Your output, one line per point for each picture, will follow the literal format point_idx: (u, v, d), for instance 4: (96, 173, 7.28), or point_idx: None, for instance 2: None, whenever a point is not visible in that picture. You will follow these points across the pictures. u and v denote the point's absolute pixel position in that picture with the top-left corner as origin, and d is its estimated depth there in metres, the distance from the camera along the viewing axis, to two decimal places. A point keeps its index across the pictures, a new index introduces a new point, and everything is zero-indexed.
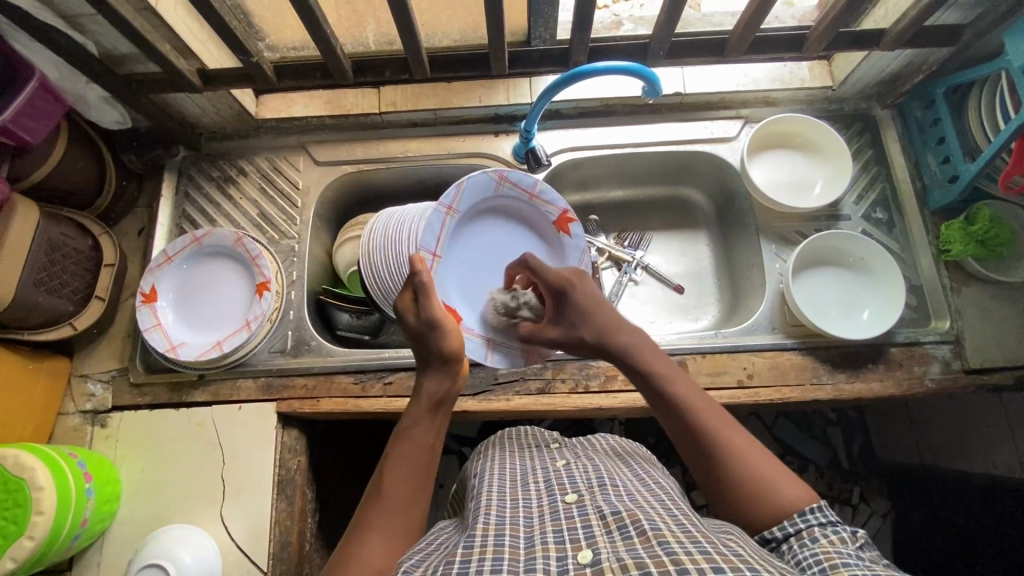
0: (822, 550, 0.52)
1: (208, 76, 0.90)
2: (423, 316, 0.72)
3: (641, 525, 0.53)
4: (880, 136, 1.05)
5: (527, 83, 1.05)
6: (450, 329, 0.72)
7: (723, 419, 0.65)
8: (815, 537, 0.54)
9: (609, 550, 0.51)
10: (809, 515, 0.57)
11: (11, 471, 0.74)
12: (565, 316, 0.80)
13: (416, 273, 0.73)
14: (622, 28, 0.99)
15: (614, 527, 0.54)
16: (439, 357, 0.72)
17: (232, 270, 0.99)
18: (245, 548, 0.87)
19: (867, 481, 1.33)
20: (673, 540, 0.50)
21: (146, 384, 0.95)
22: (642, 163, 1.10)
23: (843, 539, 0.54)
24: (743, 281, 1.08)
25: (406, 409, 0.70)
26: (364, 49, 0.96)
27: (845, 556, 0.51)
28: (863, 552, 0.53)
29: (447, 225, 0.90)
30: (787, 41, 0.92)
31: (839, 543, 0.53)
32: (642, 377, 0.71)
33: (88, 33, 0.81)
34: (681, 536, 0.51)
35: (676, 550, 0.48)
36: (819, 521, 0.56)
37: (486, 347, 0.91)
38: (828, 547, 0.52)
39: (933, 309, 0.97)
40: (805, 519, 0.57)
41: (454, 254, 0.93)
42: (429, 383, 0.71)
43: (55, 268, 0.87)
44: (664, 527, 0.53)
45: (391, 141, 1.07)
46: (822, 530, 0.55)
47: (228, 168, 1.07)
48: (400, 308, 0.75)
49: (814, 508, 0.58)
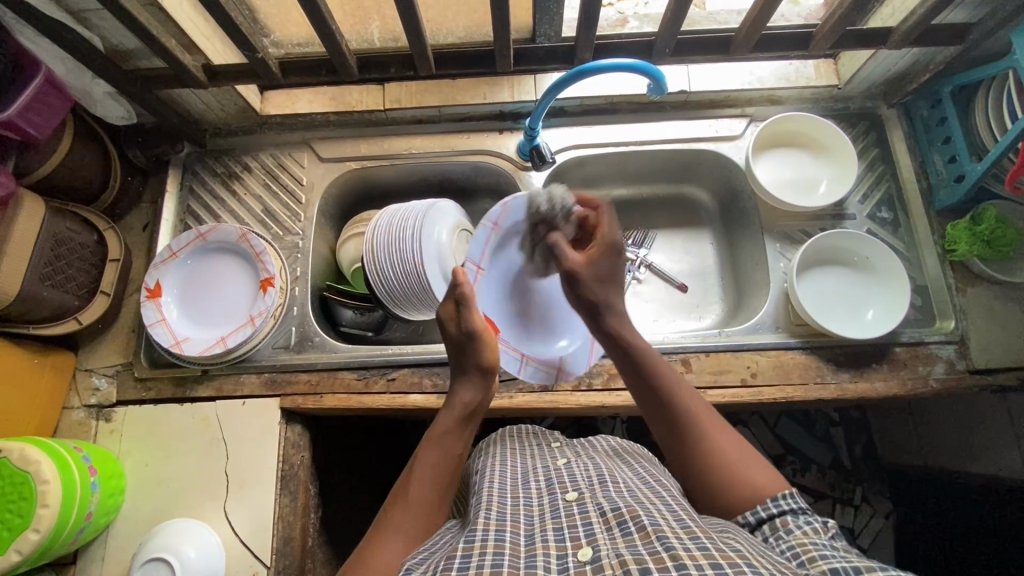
0: (798, 541, 0.52)
1: (213, 72, 0.91)
2: (466, 329, 0.72)
3: (641, 521, 0.53)
4: (885, 135, 1.05)
5: (531, 80, 1.05)
6: (489, 342, 0.73)
7: (695, 400, 0.68)
8: (789, 527, 0.54)
9: (609, 547, 0.51)
10: (782, 501, 0.58)
11: (16, 463, 0.74)
12: (603, 270, 0.78)
13: (458, 285, 0.73)
14: (627, 25, 0.99)
15: (614, 524, 0.54)
16: (476, 370, 0.72)
17: (236, 266, 0.99)
18: (248, 543, 0.88)
19: (869, 482, 1.32)
20: (672, 536, 0.50)
21: (151, 379, 0.96)
22: (646, 161, 1.10)
23: (816, 529, 0.54)
24: (747, 281, 1.08)
25: (438, 413, 0.70)
26: (369, 45, 0.96)
27: (821, 547, 0.50)
28: (834, 541, 0.53)
29: (492, 241, 0.92)
30: (794, 39, 0.92)
31: (813, 534, 0.53)
32: (620, 354, 0.74)
33: (95, 28, 0.82)
34: (681, 532, 0.51)
35: (675, 546, 0.48)
36: (792, 509, 0.57)
37: (521, 361, 0.93)
38: (803, 538, 0.52)
39: (937, 309, 0.96)
40: (779, 506, 0.57)
41: (499, 269, 0.95)
42: (461, 391, 0.71)
43: (60, 263, 0.88)
44: (664, 523, 0.53)
45: (396, 138, 1.07)
46: (796, 520, 0.55)
47: (233, 164, 1.07)
48: (439, 316, 0.75)
49: (785, 495, 0.58)
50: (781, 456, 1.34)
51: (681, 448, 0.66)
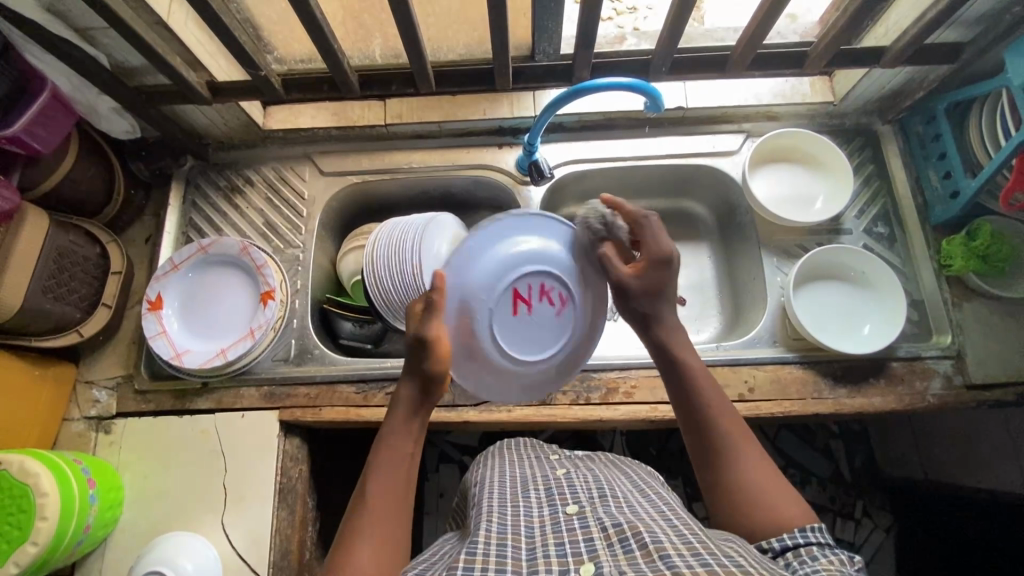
0: (824, 567, 0.52)
1: (216, 88, 0.92)
2: (420, 333, 0.67)
3: (642, 538, 0.53)
4: (881, 151, 1.06)
5: (530, 96, 1.06)
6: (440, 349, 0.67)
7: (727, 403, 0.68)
8: (813, 555, 0.55)
9: (611, 564, 0.51)
10: (809, 533, 0.58)
11: (15, 476, 0.74)
12: (650, 284, 0.71)
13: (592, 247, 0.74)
14: (625, 42, 1.01)
15: (615, 540, 0.54)
16: (420, 378, 0.67)
17: (237, 279, 1.00)
18: (245, 556, 0.87)
19: (869, 495, 1.32)
20: (675, 553, 0.50)
21: (150, 391, 0.96)
22: (645, 176, 1.11)
23: (842, 560, 0.54)
24: (745, 294, 1.08)
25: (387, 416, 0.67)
26: (372, 62, 0.98)
27: None
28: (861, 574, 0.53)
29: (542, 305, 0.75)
30: (788, 58, 0.93)
31: (840, 563, 0.53)
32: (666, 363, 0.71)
33: (101, 46, 0.83)
34: (683, 549, 0.51)
35: (678, 564, 0.48)
36: (818, 541, 0.57)
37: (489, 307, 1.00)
38: (828, 565, 0.52)
39: (934, 323, 0.97)
40: (805, 537, 0.57)
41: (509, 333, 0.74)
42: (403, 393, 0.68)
43: (62, 275, 0.89)
44: (666, 540, 0.53)
45: (396, 153, 1.08)
46: (821, 550, 0.55)
47: (235, 177, 1.08)
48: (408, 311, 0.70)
49: (814, 528, 0.58)
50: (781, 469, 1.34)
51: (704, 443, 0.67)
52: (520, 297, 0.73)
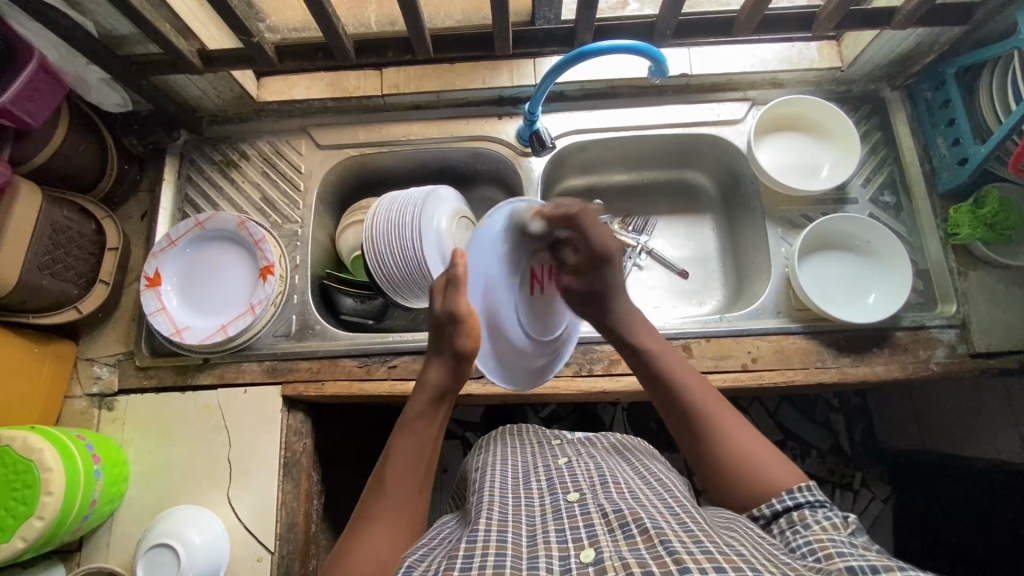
0: (816, 537, 0.53)
1: (208, 58, 0.89)
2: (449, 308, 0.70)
3: (643, 524, 0.53)
4: (888, 118, 1.04)
5: (530, 64, 1.04)
6: (470, 327, 0.70)
7: (688, 371, 0.72)
8: (808, 522, 0.55)
9: (612, 548, 0.51)
10: (798, 494, 0.59)
11: (19, 451, 0.74)
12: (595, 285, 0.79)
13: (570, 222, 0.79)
14: (629, 7, 0.97)
15: (616, 525, 0.54)
16: (453, 355, 0.71)
17: (236, 254, 0.99)
18: (253, 529, 0.88)
19: (868, 466, 1.33)
20: (676, 539, 0.50)
21: (152, 367, 0.96)
22: (647, 147, 1.09)
23: (836, 525, 0.54)
24: (748, 265, 1.07)
25: (410, 397, 0.71)
26: (367, 29, 0.95)
27: (839, 544, 0.51)
28: (854, 538, 0.53)
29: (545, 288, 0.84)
30: (796, 20, 0.90)
31: (833, 529, 0.54)
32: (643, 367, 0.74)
33: (88, 14, 0.80)
34: (684, 535, 0.51)
35: (678, 549, 0.48)
36: (809, 502, 0.58)
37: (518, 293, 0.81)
38: (821, 534, 0.53)
39: (939, 293, 0.96)
40: (794, 498, 0.58)
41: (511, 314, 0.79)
42: (432, 375, 0.71)
43: (58, 251, 0.87)
44: (667, 526, 0.53)
45: (394, 124, 1.06)
46: (815, 516, 0.56)
47: (230, 151, 1.06)
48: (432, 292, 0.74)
49: (802, 487, 0.59)
50: (781, 442, 1.35)
51: (683, 427, 0.68)
52: (535, 278, 0.82)
